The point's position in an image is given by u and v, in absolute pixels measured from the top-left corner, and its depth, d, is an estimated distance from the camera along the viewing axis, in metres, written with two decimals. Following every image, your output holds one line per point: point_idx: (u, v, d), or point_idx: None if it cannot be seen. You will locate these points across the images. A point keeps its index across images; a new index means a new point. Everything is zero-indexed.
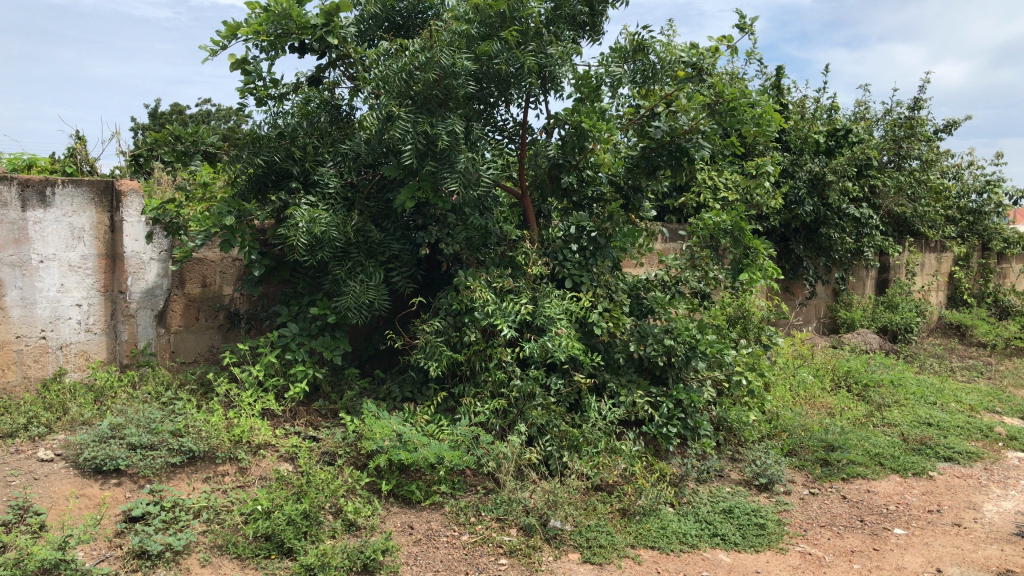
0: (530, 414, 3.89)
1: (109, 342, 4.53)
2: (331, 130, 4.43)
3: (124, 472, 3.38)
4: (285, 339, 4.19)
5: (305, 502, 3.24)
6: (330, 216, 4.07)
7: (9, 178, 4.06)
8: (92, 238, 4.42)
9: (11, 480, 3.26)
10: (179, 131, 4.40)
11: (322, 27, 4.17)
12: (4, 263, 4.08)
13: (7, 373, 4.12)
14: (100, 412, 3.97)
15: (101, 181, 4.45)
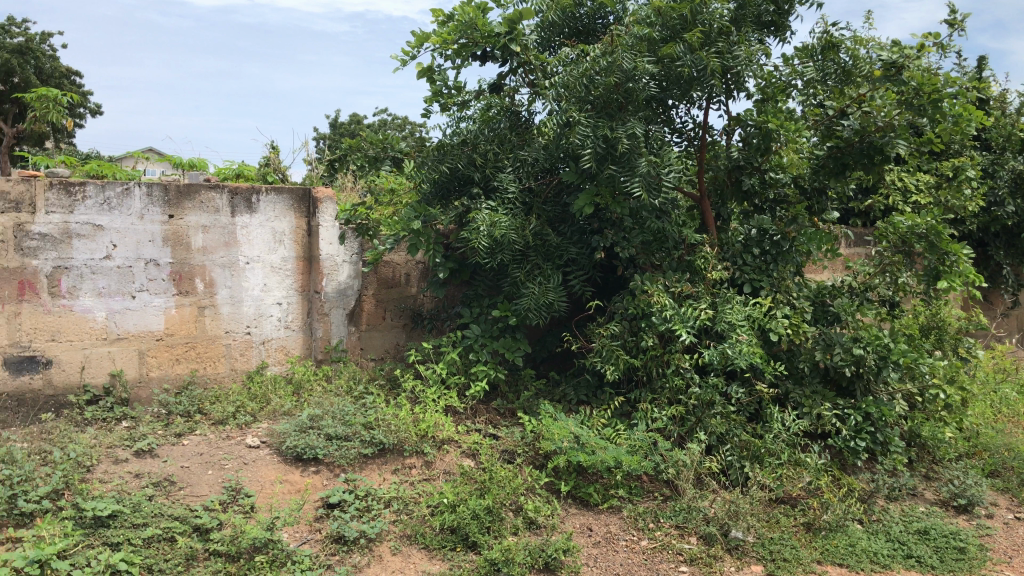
0: (709, 422, 3.83)
1: (306, 339, 4.84)
2: (511, 136, 4.48)
3: (322, 461, 3.61)
4: (468, 339, 4.34)
5: (488, 498, 3.34)
6: (510, 220, 4.15)
7: (220, 186, 4.44)
8: (291, 241, 4.74)
9: (225, 463, 3.56)
10: (370, 138, 4.74)
11: (506, 36, 4.28)
12: (216, 265, 4.48)
13: (217, 365, 4.52)
14: (298, 404, 4.25)
15: (300, 188, 4.75)
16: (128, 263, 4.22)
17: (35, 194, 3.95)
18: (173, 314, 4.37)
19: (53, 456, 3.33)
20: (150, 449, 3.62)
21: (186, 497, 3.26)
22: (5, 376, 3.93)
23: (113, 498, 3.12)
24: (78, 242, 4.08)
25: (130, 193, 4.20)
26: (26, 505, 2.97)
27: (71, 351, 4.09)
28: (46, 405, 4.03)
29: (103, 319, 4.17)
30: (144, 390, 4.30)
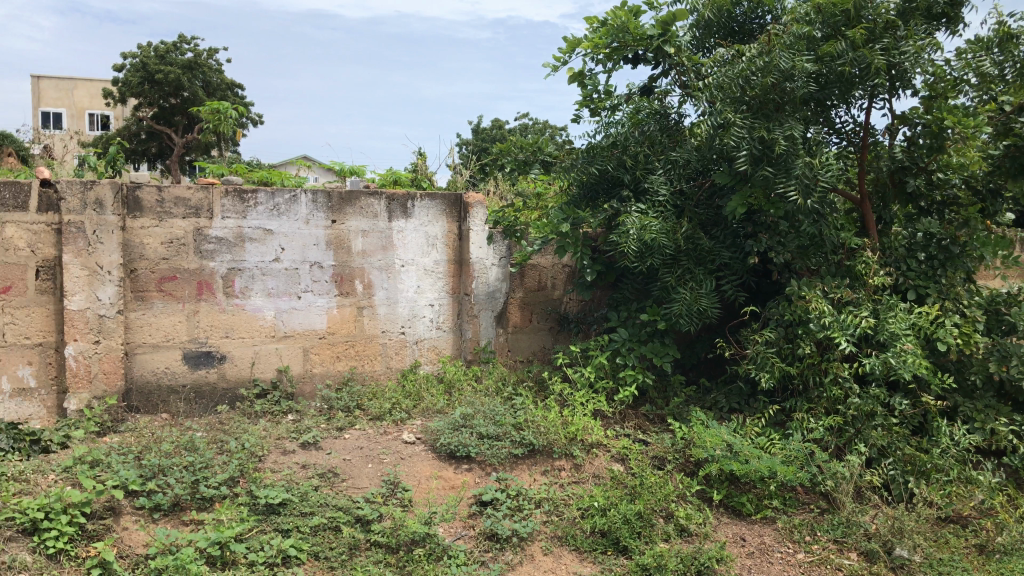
0: (870, 435, 3.68)
1: (456, 339, 4.96)
2: (662, 138, 4.43)
3: (474, 459, 3.70)
4: (617, 343, 4.33)
5: (639, 503, 3.33)
6: (662, 223, 4.11)
7: (379, 193, 4.62)
8: (444, 245, 4.86)
9: (384, 457, 3.71)
10: (522, 142, 4.71)
11: (659, 38, 4.28)
12: (374, 267, 4.66)
13: (374, 363, 4.72)
14: (451, 403, 4.37)
15: (453, 194, 4.86)
16: (294, 266, 4.46)
17: (213, 201, 4.24)
18: (335, 314, 4.59)
19: (229, 445, 3.56)
20: (315, 442, 3.82)
21: (348, 489, 3.42)
22: (185, 369, 4.25)
23: (283, 487, 3.32)
24: (251, 245, 4.35)
25: (296, 199, 4.43)
26: (206, 491, 3.20)
27: (243, 348, 4.37)
28: (221, 398, 4.34)
29: (271, 318, 4.43)
30: (308, 385, 4.54)
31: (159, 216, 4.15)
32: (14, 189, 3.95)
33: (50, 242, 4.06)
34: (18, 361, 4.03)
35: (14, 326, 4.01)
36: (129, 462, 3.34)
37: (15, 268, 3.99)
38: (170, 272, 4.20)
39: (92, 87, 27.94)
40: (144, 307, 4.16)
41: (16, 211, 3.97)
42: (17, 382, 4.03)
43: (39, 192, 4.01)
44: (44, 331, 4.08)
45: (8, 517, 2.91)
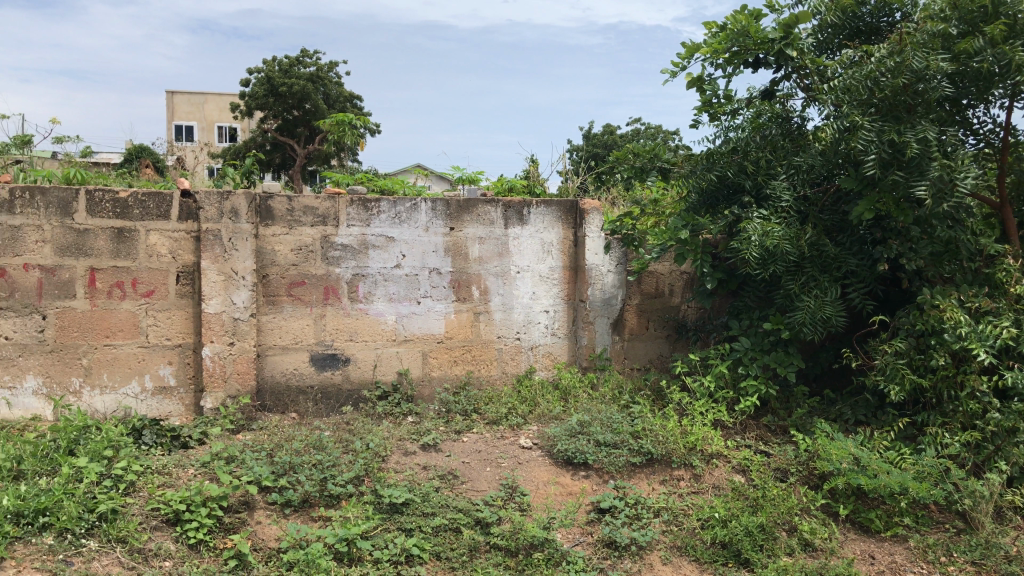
0: (1011, 452, 3.48)
1: (571, 345, 4.95)
2: (785, 143, 4.30)
3: (592, 466, 3.71)
4: (737, 352, 4.28)
5: (761, 516, 3.26)
6: (785, 229, 4.02)
7: (496, 200, 4.68)
8: (559, 252, 4.87)
9: (502, 461, 3.76)
10: (638, 148, 4.68)
11: (780, 41, 4.18)
12: (490, 274, 4.72)
13: (490, 368, 4.77)
14: (567, 409, 4.38)
15: (569, 201, 4.87)
16: (415, 272, 4.58)
17: (339, 209, 4.40)
18: (453, 319, 4.68)
19: (355, 445, 3.68)
20: (435, 444, 3.90)
21: (468, 492, 3.48)
22: (312, 370, 4.43)
23: (406, 487, 3.40)
24: (374, 252, 4.49)
25: (416, 207, 4.54)
26: (334, 488, 3.32)
27: (366, 351, 4.52)
28: (346, 399, 4.49)
29: (392, 322, 4.55)
30: (426, 388, 4.65)
31: (289, 224, 4.34)
32: (157, 199, 4.22)
33: (190, 249, 4.29)
34: (160, 361, 4.30)
35: (156, 328, 4.28)
36: (262, 459, 3.50)
37: (158, 273, 4.26)
38: (299, 278, 4.38)
39: (221, 102, 29.38)
40: (275, 311, 4.35)
41: (159, 220, 4.23)
42: (158, 381, 4.31)
43: (179, 202, 4.26)
44: (183, 333, 4.32)
45: (154, 507, 3.11)
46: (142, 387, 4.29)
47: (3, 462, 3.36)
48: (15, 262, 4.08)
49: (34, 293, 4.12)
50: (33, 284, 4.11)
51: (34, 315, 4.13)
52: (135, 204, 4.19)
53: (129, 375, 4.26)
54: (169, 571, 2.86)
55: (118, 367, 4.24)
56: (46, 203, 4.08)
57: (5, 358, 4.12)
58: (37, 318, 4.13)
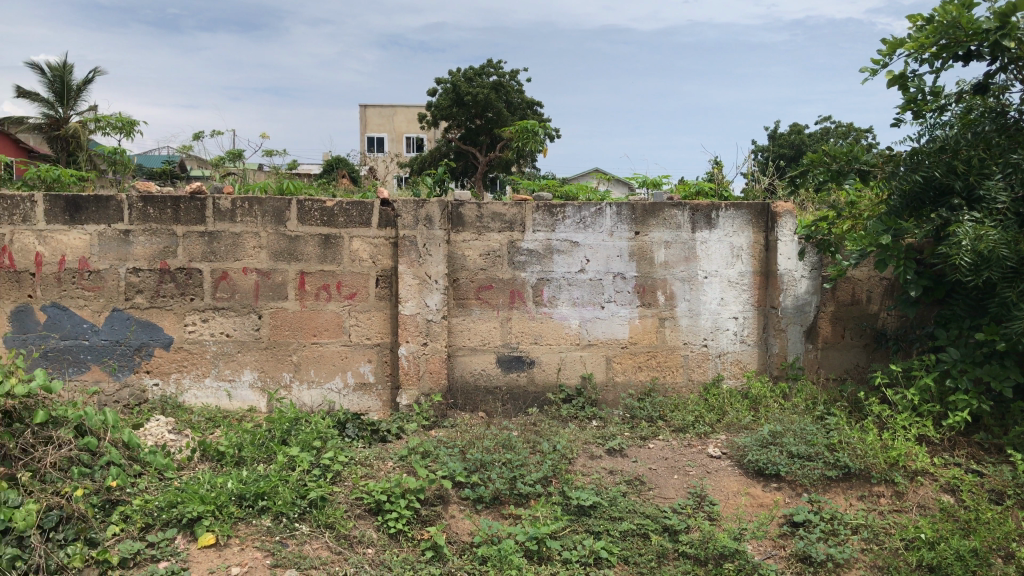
0: None
1: (762, 353, 4.80)
2: (1000, 140, 4.00)
3: (784, 478, 3.60)
4: (945, 364, 4.01)
5: (974, 540, 3.03)
6: (1001, 233, 3.72)
7: (683, 204, 4.63)
8: (749, 256, 4.73)
9: (689, 469, 3.73)
10: (835, 151, 4.38)
11: (997, 31, 3.85)
12: (677, 279, 4.67)
13: (676, 375, 4.72)
14: (757, 419, 4.27)
15: (759, 204, 4.73)
16: (599, 276, 4.61)
17: (525, 215, 4.51)
18: (638, 324, 4.66)
19: (543, 446, 3.76)
20: (621, 449, 3.91)
21: (655, 498, 3.47)
22: (499, 372, 4.57)
23: (594, 490, 3.44)
24: (559, 256, 4.56)
25: (602, 212, 4.56)
26: (523, 487, 3.40)
27: (551, 354, 4.60)
28: (532, 400, 4.59)
29: (577, 326, 4.60)
30: (611, 393, 4.67)
31: (479, 230, 4.49)
32: (359, 208, 4.48)
33: (388, 254, 4.52)
34: (361, 359, 4.57)
35: (358, 328, 4.55)
36: (456, 455, 3.65)
37: (359, 277, 4.52)
38: (487, 282, 4.53)
39: (409, 113, 30.73)
40: (465, 313, 4.52)
41: (361, 227, 4.50)
42: (359, 377, 4.58)
43: (379, 210, 4.50)
44: (381, 333, 4.56)
45: (358, 496, 3.33)
46: (344, 383, 4.58)
47: (227, 448, 3.69)
48: (236, 266, 4.47)
49: (251, 295, 4.49)
50: (250, 286, 4.49)
51: (251, 314, 4.50)
52: (340, 213, 4.47)
53: (333, 371, 4.56)
54: (372, 558, 3.03)
55: (323, 363, 4.56)
56: (263, 212, 4.44)
57: (226, 353, 4.51)
58: (253, 317, 4.50)
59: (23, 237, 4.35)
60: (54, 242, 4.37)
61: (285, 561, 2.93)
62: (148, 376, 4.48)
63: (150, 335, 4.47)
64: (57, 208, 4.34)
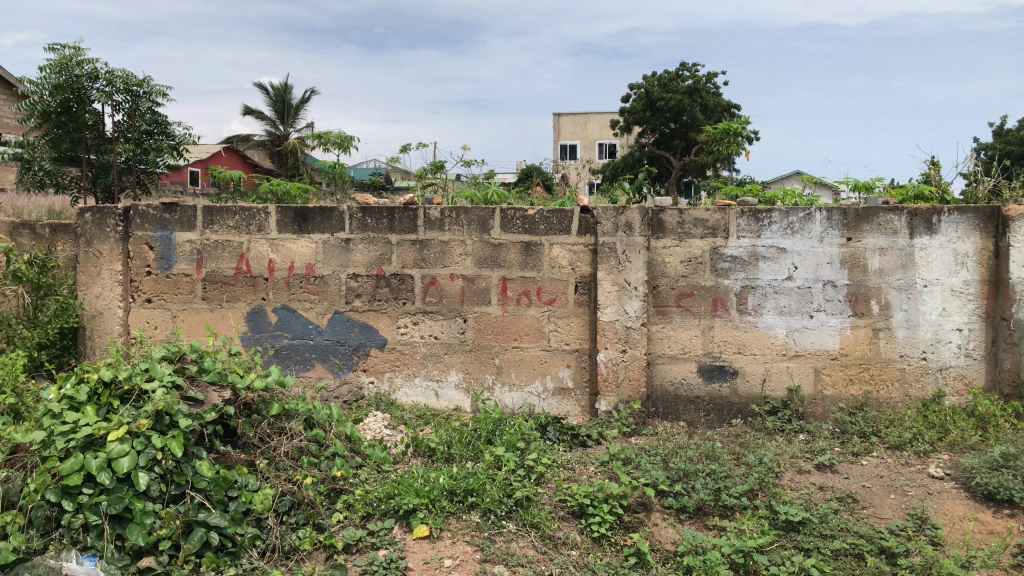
0: None
1: (990, 369, 4.43)
2: None
3: (1019, 504, 3.32)
4: None
5: None
6: None
7: (900, 208, 4.37)
8: (975, 264, 4.40)
9: (908, 489, 3.52)
10: None
11: None
12: (893, 287, 4.41)
13: (892, 389, 4.47)
14: (986, 439, 3.96)
15: (988, 206, 4.38)
16: (807, 284, 4.44)
17: (729, 221, 4.43)
18: (849, 335, 4.45)
19: (748, 458, 3.69)
20: (831, 465, 3.75)
21: (870, 518, 3.31)
22: (700, 381, 4.51)
23: (803, 506, 3.33)
24: (765, 263, 4.44)
25: (811, 217, 4.40)
26: (728, 499, 3.35)
27: (755, 364, 4.48)
28: (736, 412, 4.50)
29: (783, 336, 4.46)
30: (820, 407, 4.48)
31: (680, 236, 4.47)
32: (560, 215, 4.56)
33: (587, 260, 4.57)
34: (560, 364, 4.64)
35: (557, 333, 4.63)
36: (658, 463, 3.64)
37: (559, 283, 4.60)
38: (689, 289, 4.49)
39: (602, 121, 30.84)
40: (665, 321, 4.50)
41: (561, 234, 4.57)
42: (558, 382, 4.66)
43: (579, 218, 4.55)
44: (580, 338, 4.62)
45: (562, 498, 3.40)
46: (544, 387, 4.67)
47: (437, 445, 3.89)
48: (444, 272, 4.69)
49: (457, 300, 4.69)
50: (457, 292, 4.69)
51: (457, 318, 4.70)
52: (542, 220, 4.58)
53: (534, 375, 4.67)
54: (577, 559, 3.08)
55: (524, 367, 4.68)
56: (469, 221, 4.63)
57: (434, 354, 4.74)
58: (459, 321, 4.70)
59: (257, 246, 4.77)
60: (284, 250, 4.77)
61: (494, 557, 3.05)
62: (364, 374, 4.79)
63: (366, 336, 4.78)
64: (287, 218, 4.73)
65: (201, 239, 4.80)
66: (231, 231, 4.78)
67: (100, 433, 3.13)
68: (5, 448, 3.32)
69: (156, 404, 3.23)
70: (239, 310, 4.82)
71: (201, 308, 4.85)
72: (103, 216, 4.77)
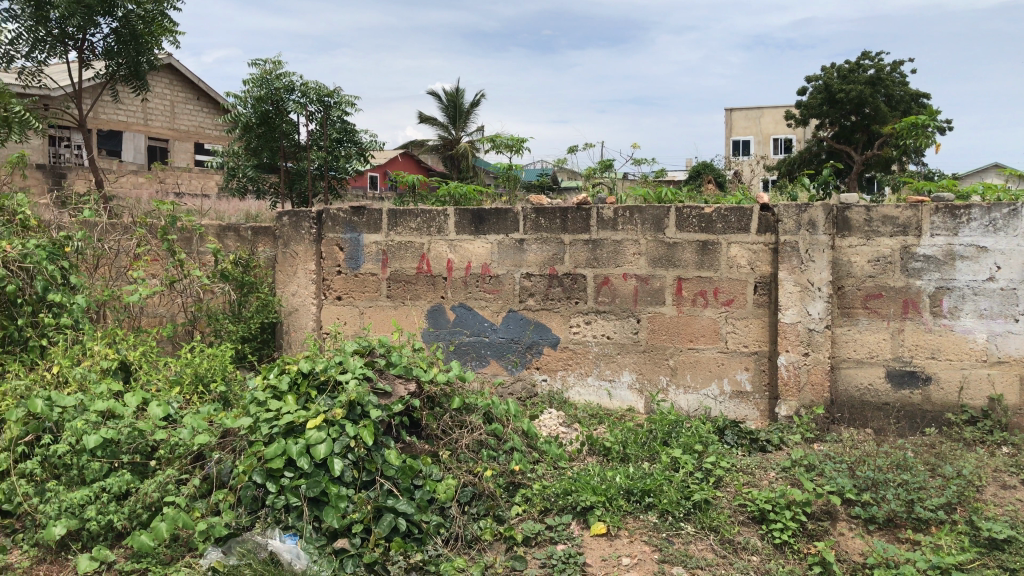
0: None
1: None
2: None
3: None
4: None
5: None
6: None
7: None
8: None
9: None
10: None
11: None
12: None
13: None
14: None
15: None
16: (1012, 285, 4.11)
17: (922, 218, 4.18)
18: None
19: (944, 470, 3.48)
20: None
21: None
22: (889, 388, 4.29)
23: (1009, 523, 3.09)
24: (962, 263, 4.15)
25: (1017, 213, 4.07)
26: (922, 512, 3.17)
27: (951, 370, 4.21)
28: (929, 421, 4.25)
29: (983, 340, 4.16)
30: None
31: (867, 234, 4.26)
32: (738, 214, 4.47)
33: (767, 260, 4.43)
34: (738, 367, 4.55)
35: (735, 335, 4.53)
36: (844, 471, 3.49)
37: (737, 283, 4.50)
38: (876, 290, 4.28)
39: (776, 115, 29.79)
40: (851, 323, 4.31)
41: (740, 233, 4.47)
42: (736, 385, 4.56)
43: (758, 216, 4.44)
44: (759, 340, 4.49)
45: (742, 503, 3.34)
46: (721, 390, 4.59)
47: (612, 444, 3.91)
48: (617, 272, 4.70)
49: (631, 300, 4.69)
50: (630, 291, 4.69)
51: (631, 318, 4.70)
52: (719, 219, 4.50)
53: (710, 377, 4.60)
54: (758, 565, 3.02)
55: (700, 369, 4.61)
56: (643, 220, 4.61)
57: (607, 354, 4.76)
58: (633, 321, 4.70)
59: (437, 246, 4.97)
60: (462, 250, 4.93)
61: (673, 558, 3.04)
62: (538, 372, 4.88)
63: (540, 334, 4.86)
64: (465, 219, 4.90)
65: (386, 240, 5.05)
66: (413, 233, 5.00)
67: (300, 420, 3.38)
68: (217, 431, 3.63)
69: (349, 394, 3.44)
70: (420, 308, 5.04)
71: (386, 306, 5.10)
72: (298, 220, 5.12)
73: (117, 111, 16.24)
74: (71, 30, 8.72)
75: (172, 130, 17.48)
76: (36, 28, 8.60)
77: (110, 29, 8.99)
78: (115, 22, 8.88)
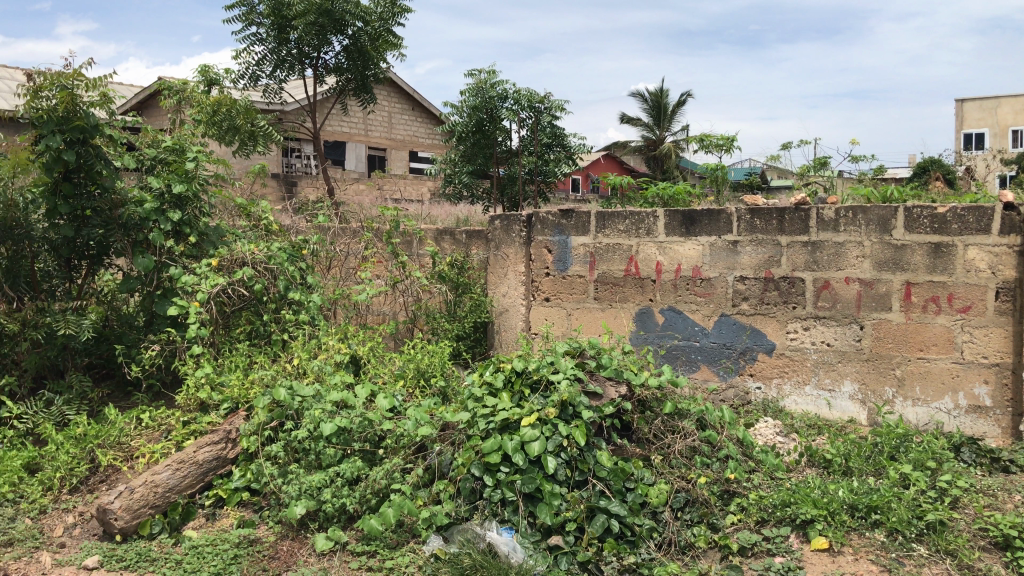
0: None
1: None
2: None
3: None
4: None
5: None
6: None
7: None
8: None
9: None
10: None
11: None
12: None
13: None
14: None
15: None
16: None
17: None
18: None
19: None
20: None
21: None
22: None
23: None
24: None
25: None
26: None
27: None
28: None
29: None
30: None
31: None
32: (977, 213, 4.12)
33: (1012, 264, 4.07)
34: (976, 380, 4.20)
35: (972, 345, 4.19)
36: None
37: (976, 289, 4.16)
38: None
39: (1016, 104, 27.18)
40: None
41: (979, 234, 4.13)
42: (973, 400, 4.21)
43: (1002, 215, 4.08)
44: (1002, 351, 4.13)
45: (983, 527, 3.09)
46: (956, 404, 4.25)
47: (834, 457, 3.74)
48: (838, 275, 4.48)
49: (853, 305, 4.46)
50: (853, 296, 4.45)
51: (853, 325, 4.47)
52: (954, 219, 4.17)
53: (942, 390, 4.28)
54: None
55: (931, 381, 4.30)
56: (868, 221, 4.37)
57: (827, 362, 4.55)
58: (856, 328, 4.46)
59: (646, 248, 4.95)
60: (672, 252, 4.88)
61: None
62: (751, 379, 4.75)
63: (754, 340, 4.73)
64: (675, 221, 4.85)
65: (594, 242, 5.09)
66: (622, 235, 5.01)
67: (515, 417, 3.48)
68: (437, 424, 3.82)
69: (561, 394, 3.50)
70: (628, 310, 5.03)
71: (594, 308, 5.14)
72: (510, 223, 5.30)
73: (341, 122, 17.43)
74: (308, 49, 9.49)
75: (389, 139, 18.48)
76: (278, 49, 9.40)
77: (342, 46, 9.68)
78: (346, 39, 9.55)
